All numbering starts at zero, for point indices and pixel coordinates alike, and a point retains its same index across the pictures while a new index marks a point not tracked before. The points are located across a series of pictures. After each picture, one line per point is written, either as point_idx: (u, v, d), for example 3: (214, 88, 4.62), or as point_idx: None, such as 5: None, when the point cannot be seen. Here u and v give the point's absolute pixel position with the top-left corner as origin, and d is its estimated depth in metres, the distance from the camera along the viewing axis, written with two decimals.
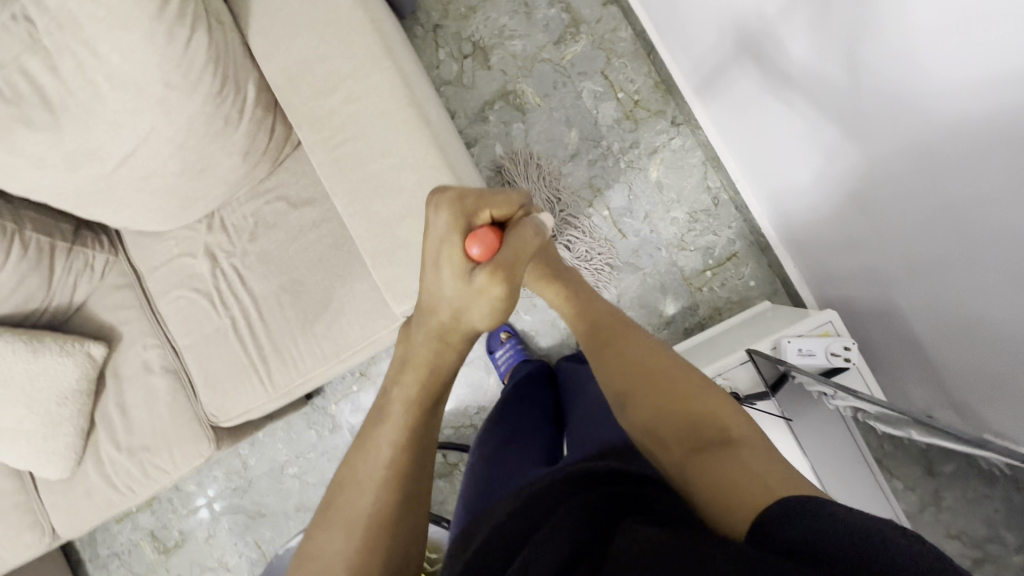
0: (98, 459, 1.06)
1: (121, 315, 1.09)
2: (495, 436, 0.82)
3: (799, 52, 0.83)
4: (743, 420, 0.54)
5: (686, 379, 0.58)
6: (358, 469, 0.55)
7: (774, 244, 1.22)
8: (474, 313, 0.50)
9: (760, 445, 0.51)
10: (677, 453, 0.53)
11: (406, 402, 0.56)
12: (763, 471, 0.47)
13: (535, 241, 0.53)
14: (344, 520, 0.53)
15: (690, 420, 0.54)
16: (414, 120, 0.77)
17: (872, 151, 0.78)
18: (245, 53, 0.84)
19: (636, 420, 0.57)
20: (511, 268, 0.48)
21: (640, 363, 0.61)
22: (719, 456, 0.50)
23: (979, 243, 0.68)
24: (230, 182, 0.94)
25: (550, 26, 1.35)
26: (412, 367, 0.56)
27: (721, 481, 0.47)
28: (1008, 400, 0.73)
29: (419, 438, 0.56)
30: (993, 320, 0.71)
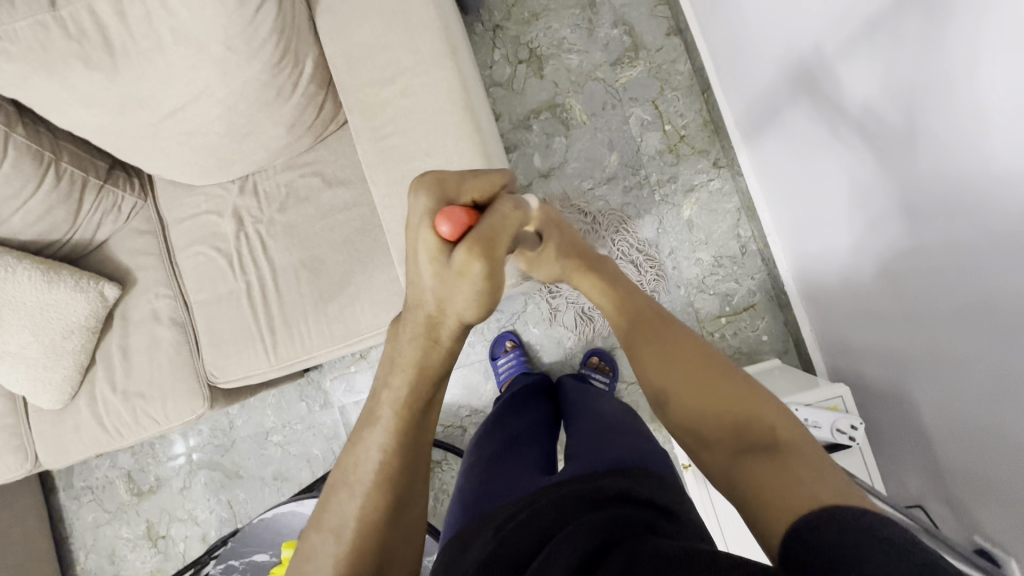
0: (92, 397, 1.07)
1: (139, 260, 1.09)
2: (495, 441, 0.82)
3: (860, 129, 0.82)
4: (788, 418, 0.51)
5: (728, 375, 0.55)
6: (348, 471, 0.53)
7: (793, 302, 1.21)
8: (458, 297, 0.48)
9: (806, 447, 0.48)
10: (721, 455, 0.51)
11: (396, 403, 0.52)
12: (811, 479, 0.44)
13: (516, 216, 0.51)
14: (334, 523, 0.51)
15: (734, 421, 0.52)
16: (466, 125, 0.77)
17: (918, 232, 0.77)
18: (310, 28, 0.83)
19: (681, 421, 0.56)
20: (488, 242, 0.46)
21: (685, 359, 0.58)
22: (764, 460, 0.47)
23: (1004, 347, 0.67)
24: (271, 150, 0.94)
25: (610, 46, 1.34)
26: (399, 368, 0.53)
27: (763, 488, 0.46)
28: (1008, 509, 0.73)
29: (410, 439, 0.53)
30: (1007, 427, 0.70)
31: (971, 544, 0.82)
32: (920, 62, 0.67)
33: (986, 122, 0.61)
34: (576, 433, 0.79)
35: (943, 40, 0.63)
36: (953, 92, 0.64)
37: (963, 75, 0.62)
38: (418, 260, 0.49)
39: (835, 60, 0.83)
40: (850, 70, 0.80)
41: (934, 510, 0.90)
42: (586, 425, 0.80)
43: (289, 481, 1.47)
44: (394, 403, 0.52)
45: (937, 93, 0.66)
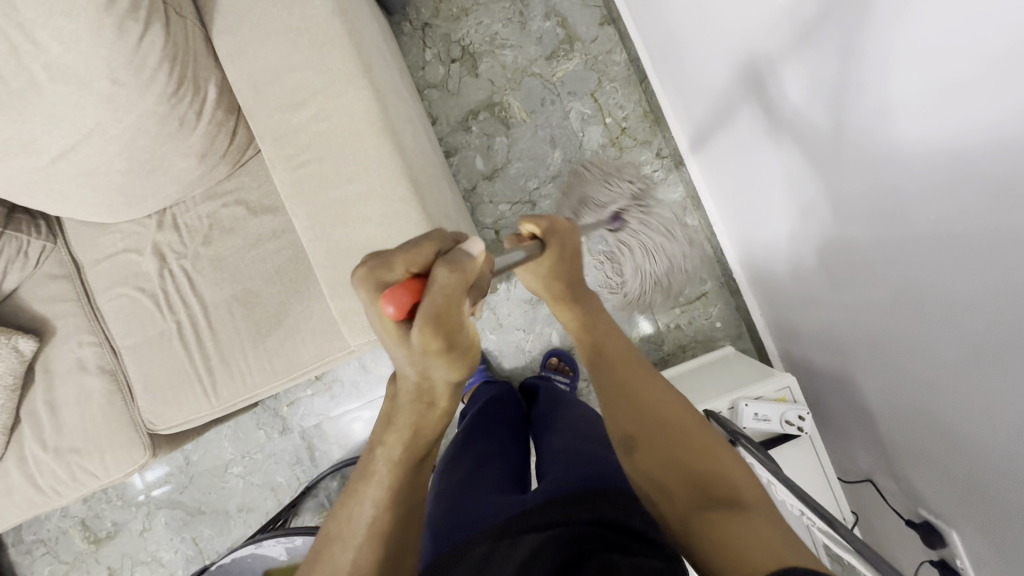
0: (21, 457, 0.98)
1: (57, 308, 1.01)
2: (463, 458, 0.80)
3: (792, 118, 0.81)
4: (750, 481, 0.52)
5: (688, 423, 0.58)
6: (344, 523, 0.51)
7: (742, 287, 1.23)
8: (440, 369, 0.49)
9: (766, 508, 0.49)
10: (680, 503, 0.51)
11: (391, 461, 0.51)
12: (771, 534, 0.45)
13: (456, 281, 0.47)
14: (328, 573, 0.49)
15: (699, 474, 0.52)
16: (386, 147, 0.73)
17: (846, 212, 0.78)
18: (208, 50, 0.77)
19: (647, 467, 0.56)
20: (439, 325, 0.45)
21: (651, 404, 0.60)
22: (725, 514, 0.48)
23: (940, 339, 0.68)
24: (185, 183, 0.87)
25: (544, 39, 1.30)
26: (395, 427, 0.52)
27: (724, 547, 0.45)
28: (945, 480, 0.76)
29: (405, 491, 0.52)
30: (942, 402, 0.72)
31: (917, 516, 0.85)
32: (838, 56, 0.67)
33: (902, 121, 0.61)
34: (546, 449, 0.78)
35: (858, 38, 0.63)
36: (871, 89, 0.64)
37: (877, 74, 0.62)
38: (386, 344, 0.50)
39: (765, 50, 0.81)
40: (779, 58, 0.79)
41: (882, 484, 0.94)
42: (557, 437, 0.79)
43: (255, 512, 1.43)
44: (390, 461, 0.52)
45: (855, 76, 0.66)
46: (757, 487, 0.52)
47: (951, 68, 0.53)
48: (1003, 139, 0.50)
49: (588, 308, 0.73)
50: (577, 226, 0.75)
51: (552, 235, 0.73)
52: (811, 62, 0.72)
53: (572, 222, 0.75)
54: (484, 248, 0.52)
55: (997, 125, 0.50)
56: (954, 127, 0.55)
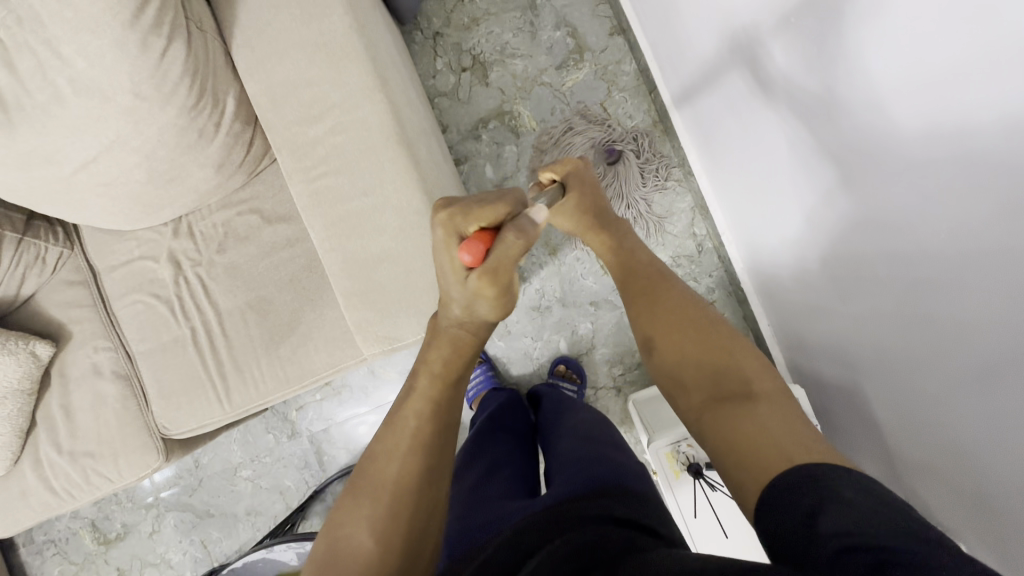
0: (37, 460, 1.00)
1: (73, 314, 1.03)
2: (474, 467, 0.80)
3: (801, 133, 0.82)
4: (768, 372, 0.54)
5: (712, 328, 0.60)
6: (388, 438, 0.54)
7: (750, 297, 1.23)
8: (482, 310, 0.53)
9: (778, 399, 0.52)
10: (696, 398, 0.56)
11: (432, 378, 0.56)
12: (772, 424, 0.49)
13: (521, 243, 0.51)
14: (371, 488, 0.52)
15: (714, 366, 0.57)
16: (401, 160, 0.74)
17: (853, 227, 0.79)
18: (227, 63, 0.79)
19: (666, 363, 0.61)
20: (502, 275, 0.50)
21: (675, 314, 0.64)
22: (732, 406, 0.52)
23: (947, 340, 0.69)
24: (201, 192, 0.88)
25: (554, 49, 1.31)
26: (437, 345, 0.57)
27: (731, 435, 0.50)
28: (953, 495, 0.77)
29: (443, 412, 0.55)
30: (951, 418, 0.72)
31: None
32: (848, 74, 0.68)
33: (909, 128, 0.62)
34: (555, 452, 0.79)
35: (863, 53, 0.65)
36: (883, 108, 0.65)
37: (890, 94, 0.63)
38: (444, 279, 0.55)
39: (775, 66, 0.82)
40: (788, 72, 0.80)
41: None
42: (564, 440, 0.80)
43: (263, 515, 1.44)
44: (429, 380, 0.56)
45: (865, 95, 0.67)
46: (773, 377, 0.54)
47: (965, 91, 0.54)
48: (1013, 147, 0.51)
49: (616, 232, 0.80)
50: (586, 158, 0.87)
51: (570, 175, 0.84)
52: (822, 79, 0.73)
53: (580, 159, 0.87)
54: (548, 216, 0.56)
55: (1003, 114, 0.50)
56: (962, 123, 0.55)
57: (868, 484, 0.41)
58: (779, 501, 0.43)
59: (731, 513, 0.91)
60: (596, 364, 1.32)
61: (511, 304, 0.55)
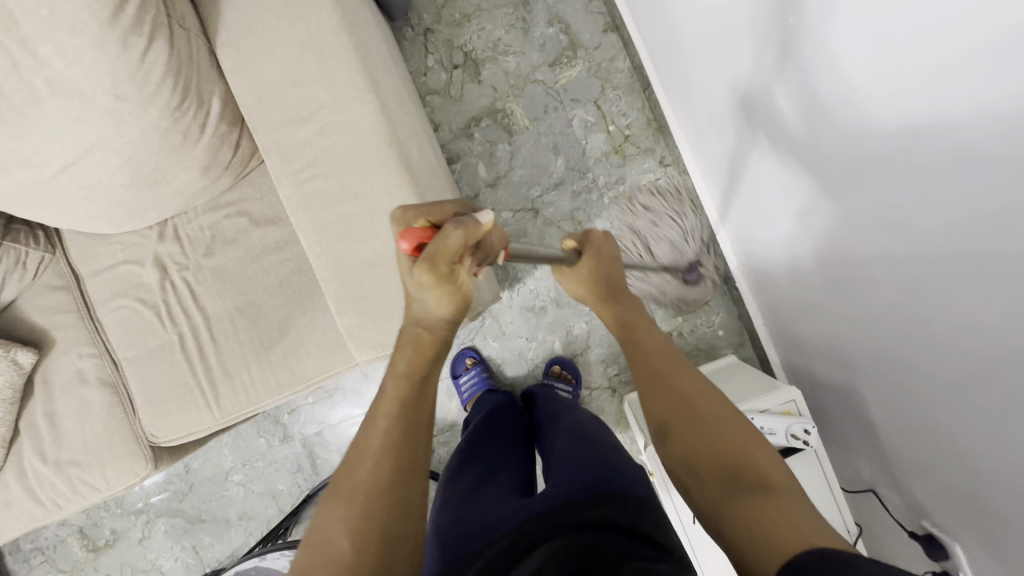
0: (20, 469, 0.97)
1: (56, 320, 1.00)
2: (468, 470, 0.78)
3: (796, 131, 0.82)
4: (780, 464, 0.51)
5: (721, 413, 0.56)
6: (358, 443, 0.51)
7: (745, 296, 1.23)
8: (432, 303, 0.55)
9: (795, 494, 0.48)
10: (710, 490, 0.51)
11: (399, 378, 0.54)
12: (794, 518, 0.44)
13: (460, 236, 0.51)
14: (343, 491, 0.48)
15: (732, 458, 0.52)
16: (393, 162, 0.72)
17: (848, 227, 0.78)
18: (211, 62, 0.76)
19: (677, 451, 0.55)
20: (436, 264, 0.50)
21: (683, 394, 0.59)
22: (750, 500, 0.48)
23: (938, 339, 0.69)
24: (186, 195, 0.86)
25: (547, 46, 1.29)
26: (399, 349, 0.56)
27: (751, 531, 0.45)
28: (951, 497, 0.76)
29: (411, 409, 0.52)
30: (948, 419, 0.72)
31: (920, 528, 0.86)
32: (843, 72, 0.68)
33: (903, 127, 0.62)
34: (550, 455, 0.77)
35: (857, 50, 0.64)
36: (878, 107, 0.64)
37: (884, 92, 0.62)
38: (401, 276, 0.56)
39: (769, 64, 0.81)
40: (782, 69, 0.79)
41: (886, 495, 0.94)
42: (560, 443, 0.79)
43: (256, 520, 1.42)
44: (397, 380, 0.54)
45: (860, 93, 0.66)
46: (787, 472, 0.50)
47: (957, 89, 0.53)
48: (1008, 145, 0.50)
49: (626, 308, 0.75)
50: (611, 234, 0.81)
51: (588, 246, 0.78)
52: (817, 77, 0.72)
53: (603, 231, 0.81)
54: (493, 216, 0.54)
55: (983, 107, 0.51)
56: (951, 115, 0.55)
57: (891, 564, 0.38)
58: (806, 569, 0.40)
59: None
60: (590, 364, 1.31)
61: (456, 297, 0.55)
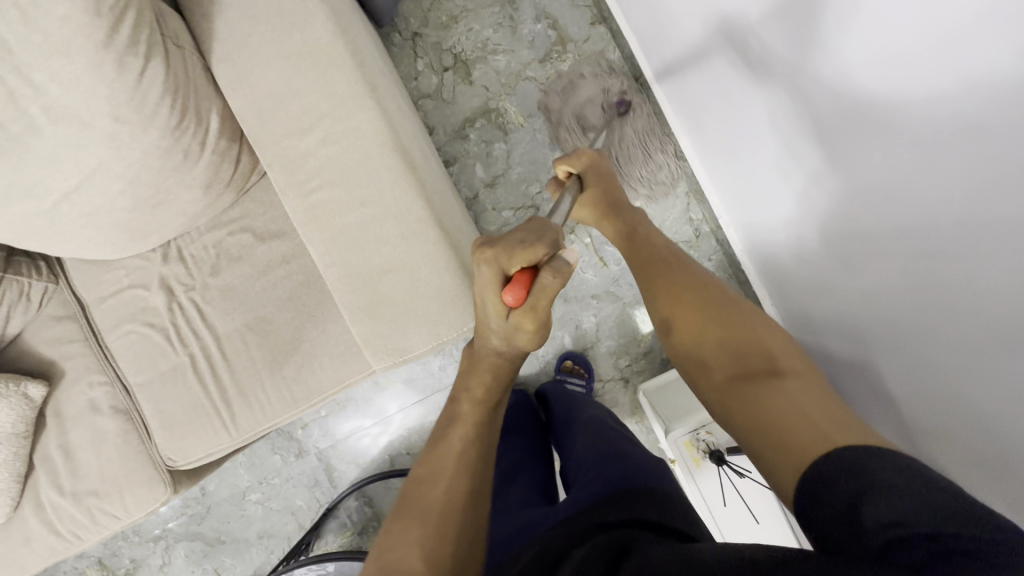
0: (38, 503, 0.96)
1: (64, 350, 0.99)
2: (490, 482, 0.79)
3: (796, 107, 0.82)
4: (791, 351, 0.58)
5: (733, 310, 0.64)
6: (433, 462, 0.56)
7: (751, 278, 1.22)
8: (520, 339, 0.58)
9: (802, 376, 0.55)
10: (719, 379, 0.60)
11: (475, 402, 0.60)
12: (805, 404, 0.51)
13: (556, 288, 0.52)
14: (419, 508, 0.53)
15: (740, 349, 0.60)
16: (399, 167, 0.72)
17: (853, 199, 0.79)
18: (208, 79, 0.76)
19: (689, 351, 0.65)
20: (538, 307, 0.52)
21: (694, 295, 0.68)
22: (761, 385, 0.55)
23: (936, 296, 0.71)
24: (190, 215, 0.85)
25: (536, 42, 1.29)
26: (473, 369, 0.62)
27: (763, 415, 0.53)
28: (969, 462, 0.77)
29: (484, 436, 0.59)
30: (966, 385, 0.72)
31: None
32: (844, 43, 0.68)
33: (911, 92, 0.62)
34: (570, 457, 0.77)
35: (861, 17, 0.64)
36: (883, 74, 0.65)
37: (891, 59, 0.63)
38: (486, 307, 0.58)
39: (765, 42, 0.82)
40: (779, 47, 0.79)
41: None
42: (579, 444, 0.78)
43: (276, 537, 1.41)
44: (471, 404, 0.60)
45: (864, 61, 0.66)
46: (798, 357, 0.57)
47: (971, 47, 0.54)
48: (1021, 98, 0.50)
49: (631, 217, 0.84)
50: (603, 153, 0.87)
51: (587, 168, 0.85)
52: (816, 50, 0.73)
53: (595, 151, 0.87)
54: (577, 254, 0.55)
55: (967, 70, 0.55)
56: (963, 71, 0.55)
57: (914, 469, 0.40)
58: (821, 483, 0.44)
59: (758, 499, 0.90)
60: (601, 357, 1.31)
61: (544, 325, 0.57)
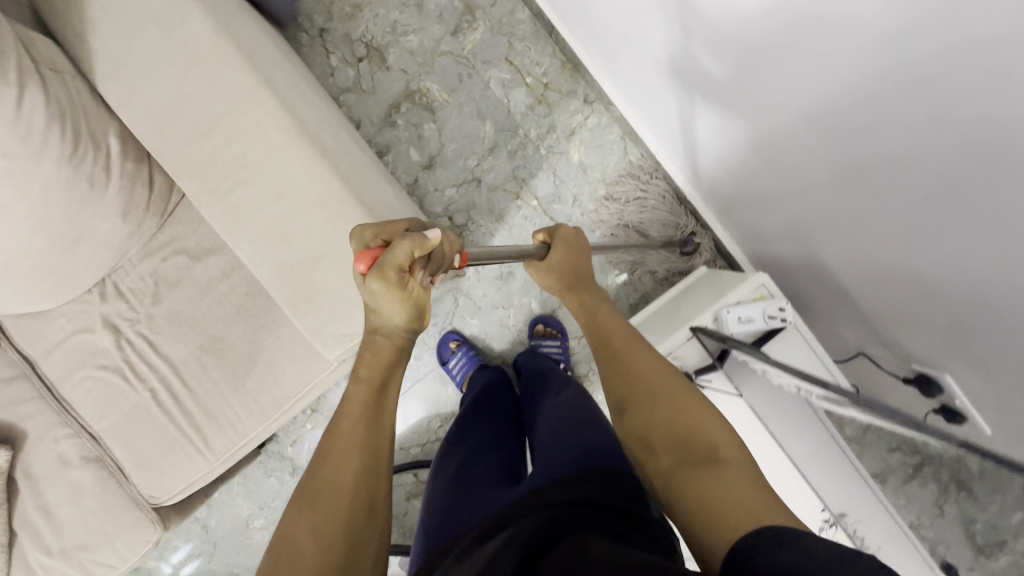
0: (27, 570, 0.93)
1: (21, 411, 0.96)
2: (456, 455, 0.78)
3: (692, 22, 0.80)
4: (733, 440, 0.53)
5: (684, 394, 0.58)
6: (326, 443, 0.53)
7: (700, 207, 1.22)
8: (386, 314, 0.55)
9: (746, 466, 0.50)
10: (664, 463, 0.53)
11: (364, 383, 0.56)
12: (737, 494, 0.46)
13: (408, 252, 0.51)
14: (308, 491, 0.51)
15: (682, 433, 0.54)
16: (308, 151, 0.71)
17: (768, 103, 0.78)
18: (96, 101, 0.75)
19: (634, 426, 0.58)
20: (386, 269, 0.50)
21: (645, 373, 0.62)
22: (700, 471, 0.50)
23: (884, 190, 0.70)
24: (115, 246, 0.83)
25: (444, 16, 1.28)
26: (366, 355, 0.58)
27: (702, 500, 0.47)
28: (929, 334, 0.79)
29: (375, 415, 0.55)
30: (917, 259, 0.72)
31: (910, 372, 0.87)
32: None
33: None
34: (538, 437, 0.76)
35: None
36: None
37: None
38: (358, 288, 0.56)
39: None
40: None
41: (875, 352, 0.95)
42: (546, 427, 0.77)
43: None
44: (363, 387, 0.56)
45: None
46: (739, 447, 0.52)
47: None
48: None
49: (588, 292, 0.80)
50: (580, 229, 0.86)
51: (557, 238, 0.82)
52: None
53: (574, 227, 0.86)
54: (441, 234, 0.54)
55: None
56: None
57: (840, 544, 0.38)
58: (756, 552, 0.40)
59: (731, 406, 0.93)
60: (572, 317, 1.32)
61: (410, 307, 0.54)
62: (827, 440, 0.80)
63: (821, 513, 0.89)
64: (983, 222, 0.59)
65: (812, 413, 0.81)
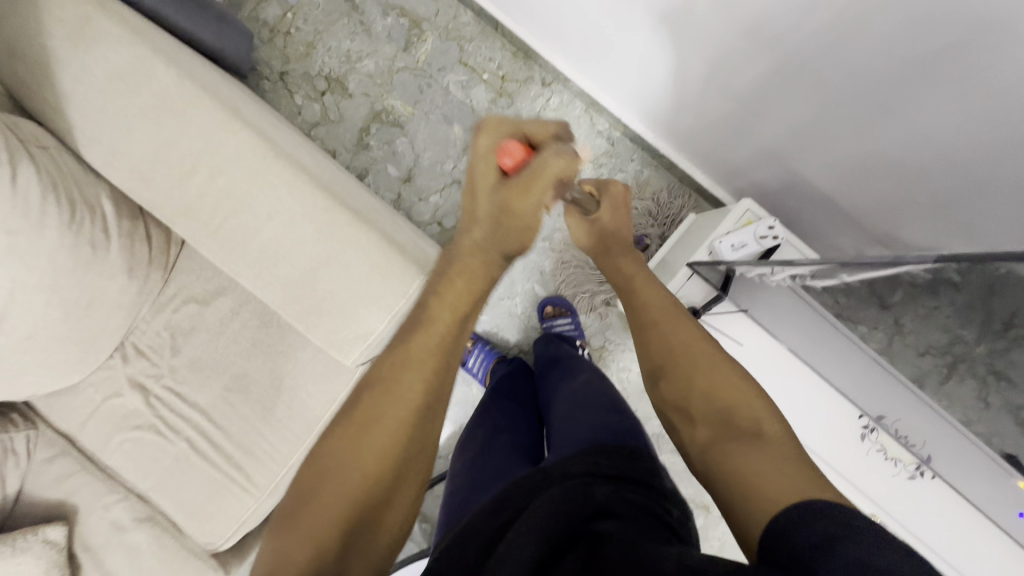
0: None
1: (69, 487, 0.98)
2: (478, 438, 0.80)
3: None
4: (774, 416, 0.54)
5: (720, 369, 0.59)
6: (387, 369, 0.52)
7: (676, 158, 1.25)
8: (497, 233, 0.58)
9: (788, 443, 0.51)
10: (702, 432, 0.56)
11: (449, 307, 0.56)
12: (768, 467, 0.47)
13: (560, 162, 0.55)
14: (362, 416, 0.49)
15: (723, 408, 0.56)
16: (288, 169, 0.74)
17: (710, 28, 0.81)
18: (82, 168, 0.80)
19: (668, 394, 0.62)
20: (536, 182, 0.54)
21: (685, 346, 0.63)
22: (740, 442, 0.51)
23: (860, 85, 0.72)
24: (125, 305, 0.90)
25: (393, 35, 1.32)
26: (449, 275, 0.58)
27: (741, 473, 0.49)
28: (915, 215, 0.80)
29: (445, 354, 0.54)
30: (887, 134, 0.74)
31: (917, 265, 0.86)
32: None
33: None
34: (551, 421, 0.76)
35: None
36: None
37: None
38: (476, 181, 0.59)
39: None
40: None
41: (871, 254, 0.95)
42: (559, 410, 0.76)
43: None
44: (447, 315, 0.56)
45: None
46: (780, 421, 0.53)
47: None
48: None
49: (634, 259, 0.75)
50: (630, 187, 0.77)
51: (606, 194, 0.75)
52: None
53: (626, 184, 0.77)
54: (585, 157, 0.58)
55: None
56: None
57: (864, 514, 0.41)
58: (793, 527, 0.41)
59: (738, 326, 0.96)
60: None
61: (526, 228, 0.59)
62: (848, 345, 0.79)
63: (859, 420, 0.92)
64: (960, 78, 0.61)
65: (800, 300, 0.81)
